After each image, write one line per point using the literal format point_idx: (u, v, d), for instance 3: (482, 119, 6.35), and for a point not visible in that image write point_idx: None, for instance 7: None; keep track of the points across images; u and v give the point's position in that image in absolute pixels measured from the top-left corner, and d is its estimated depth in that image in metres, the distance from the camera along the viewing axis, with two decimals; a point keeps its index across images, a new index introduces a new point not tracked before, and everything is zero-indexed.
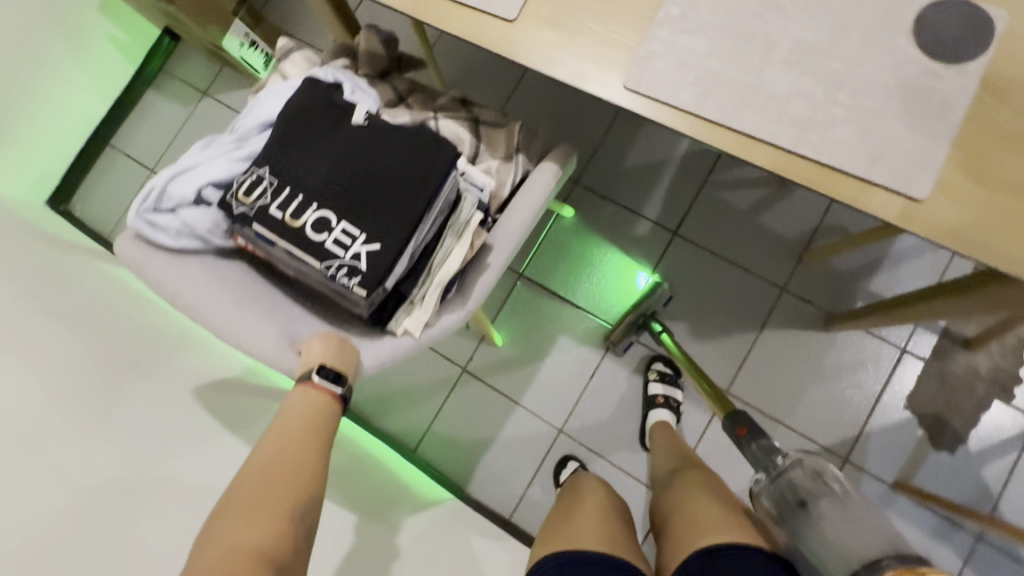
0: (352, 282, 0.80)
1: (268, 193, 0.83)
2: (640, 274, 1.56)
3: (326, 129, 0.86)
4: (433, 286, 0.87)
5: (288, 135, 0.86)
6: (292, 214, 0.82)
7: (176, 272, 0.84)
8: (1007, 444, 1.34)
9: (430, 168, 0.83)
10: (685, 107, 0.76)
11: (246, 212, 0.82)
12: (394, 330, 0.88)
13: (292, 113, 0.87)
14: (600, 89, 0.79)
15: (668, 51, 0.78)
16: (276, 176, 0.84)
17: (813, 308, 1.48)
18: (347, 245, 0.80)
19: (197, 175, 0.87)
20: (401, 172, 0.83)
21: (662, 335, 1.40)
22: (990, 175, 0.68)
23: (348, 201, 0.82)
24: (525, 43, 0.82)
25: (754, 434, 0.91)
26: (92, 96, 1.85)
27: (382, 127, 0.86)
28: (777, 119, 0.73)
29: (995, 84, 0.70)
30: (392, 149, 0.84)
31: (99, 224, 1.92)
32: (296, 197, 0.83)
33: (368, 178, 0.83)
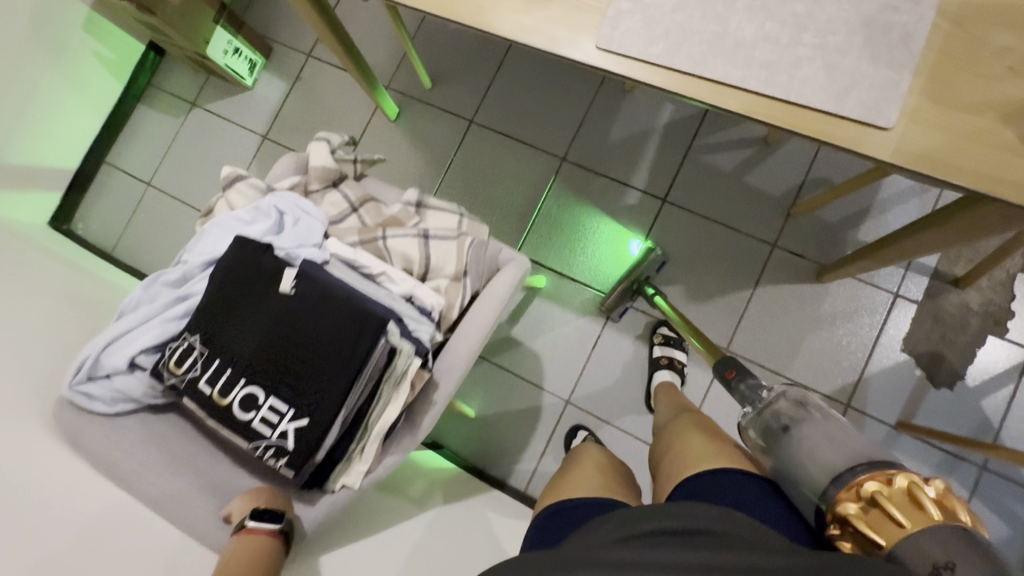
0: (279, 463, 0.72)
1: (198, 364, 0.75)
2: (634, 241, 1.59)
3: (255, 279, 0.77)
4: (373, 436, 0.80)
5: (218, 283, 0.78)
6: (219, 391, 0.73)
7: (110, 440, 0.78)
8: (1004, 376, 1.37)
9: (361, 336, 0.73)
10: (657, 61, 0.78)
11: (177, 384, 0.75)
12: (333, 487, 0.80)
13: (223, 275, 0.78)
14: (574, 52, 0.82)
15: (636, 9, 0.80)
16: (204, 343, 0.75)
17: (805, 262, 1.51)
18: (274, 423, 0.71)
19: (132, 339, 0.80)
20: (335, 334, 0.73)
21: (655, 297, 1.45)
22: (953, 99, 0.71)
23: (278, 368, 0.73)
24: (499, 14, 0.85)
25: (742, 376, 1.00)
26: (85, 114, 1.88)
27: (312, 288, 0.75)
28: (744, 65, 0.76)
29: (951, 12, 0.72)
30: (325, 301, 0.74)
31: (102, 240, 1.95)
32: (224, 370, 0.74)
33: (299, 341, 0.73)
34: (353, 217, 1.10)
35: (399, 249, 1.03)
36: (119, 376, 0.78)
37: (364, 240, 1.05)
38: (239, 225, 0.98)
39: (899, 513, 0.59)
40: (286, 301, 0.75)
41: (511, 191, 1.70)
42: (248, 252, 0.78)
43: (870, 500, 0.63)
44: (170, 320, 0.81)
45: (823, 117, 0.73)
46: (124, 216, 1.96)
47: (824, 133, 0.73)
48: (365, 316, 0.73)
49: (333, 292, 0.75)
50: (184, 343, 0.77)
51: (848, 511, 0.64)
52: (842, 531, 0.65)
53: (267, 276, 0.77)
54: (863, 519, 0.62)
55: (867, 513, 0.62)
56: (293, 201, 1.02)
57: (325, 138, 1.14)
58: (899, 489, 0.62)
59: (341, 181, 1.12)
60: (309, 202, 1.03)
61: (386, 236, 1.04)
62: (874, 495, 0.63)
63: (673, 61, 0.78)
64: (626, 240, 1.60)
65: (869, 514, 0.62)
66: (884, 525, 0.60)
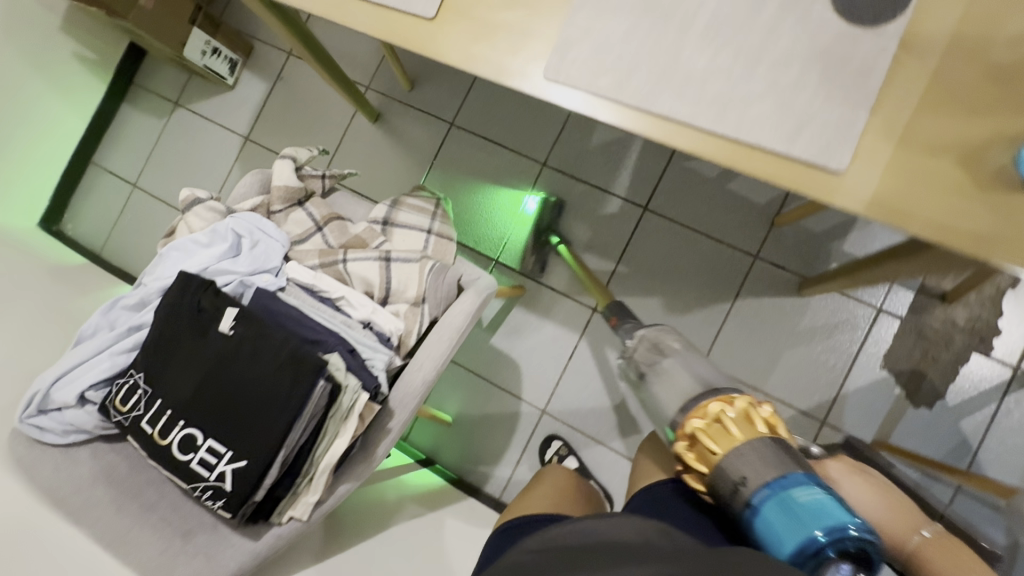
0: (216, 505, 0.73)
1: (142, 403, 0.76)
2: (530, 197, 1.64)
3: (196, 317, 0.76)
4: (321, 470, 0.81)
5: (162, 319, 0.78)
6: (159, 431, 0.74)
7: (64, 472, 0.80)
8: (986, 396, 1.34)
9: (294, 381, 0.72)
10: (605, 94, 0.75)
11: (122, 422, 0.76)
12: (279, 519, 0.81)
13: (165, 312, 0.78)
14: (522, 83, 0.79)
15: (586, 37, 0.76)
16: (148, 382, 0.76)
17: (787, 274, 1.47)
18: (212, 465, 0.72)
19: (82, 375, 0.80)
20: (270, 376, 0.72)
21: (558, 247, 1.56)
22: (909, 140, 0.67)
23: (215, 409, 0.73)
24: (447, 41, 0.82)
25: (622, 322, 1.07)
26: (72, 117, 1.88)
27: (250, 330, 0.74)
28: (695, 101, 0.72)
29: (914, 45, 0.68)
30: (260, 342, 0.73)
31: (90, 241, 1.97)
32: (165, 412, 0.74)
33: (236, 381, 0.73)
34: (317, 237, 1.08)
35: (361, 272, 1.02)
36: (69, 410, 0.79)
37: (324, 262, 1.03)
38: (197, 248, 0.95)
39: (736, 429, 0.66)
40: (225, 343, 0.74)
41: (490, 196, 1.68)
42: (190, 288, 0.78)
43: (714, 418, 0.69)
44: (120, 354, 0.81)
45: (782, 162, 0.70)
46: (111, 217, 1.97)
47: (782, 179, 0.70)
48: (298, 359, 0.72)
49: (269, 332, 0.74)
50: (131, 381, 0.77)
51: (696, 426, 0.69)
52: (686, 440, 0.70)
53: (207, 315, 0.76)
54: (708, 435, 0.68)
55: (710, 428, 0.68)
56: (254, 222, 0.99)
57: (289, 154, 1.11)
58: (740, 409, 0.69)
59: (305, 201, 1.11)
60: (269, 222, 1.00)
61: (348, 258, 1.03)
62: (716, 416, 0.69)
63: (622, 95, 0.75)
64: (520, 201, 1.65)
65: (710, 429, 0.68)
66: (720, 440, 0.67)
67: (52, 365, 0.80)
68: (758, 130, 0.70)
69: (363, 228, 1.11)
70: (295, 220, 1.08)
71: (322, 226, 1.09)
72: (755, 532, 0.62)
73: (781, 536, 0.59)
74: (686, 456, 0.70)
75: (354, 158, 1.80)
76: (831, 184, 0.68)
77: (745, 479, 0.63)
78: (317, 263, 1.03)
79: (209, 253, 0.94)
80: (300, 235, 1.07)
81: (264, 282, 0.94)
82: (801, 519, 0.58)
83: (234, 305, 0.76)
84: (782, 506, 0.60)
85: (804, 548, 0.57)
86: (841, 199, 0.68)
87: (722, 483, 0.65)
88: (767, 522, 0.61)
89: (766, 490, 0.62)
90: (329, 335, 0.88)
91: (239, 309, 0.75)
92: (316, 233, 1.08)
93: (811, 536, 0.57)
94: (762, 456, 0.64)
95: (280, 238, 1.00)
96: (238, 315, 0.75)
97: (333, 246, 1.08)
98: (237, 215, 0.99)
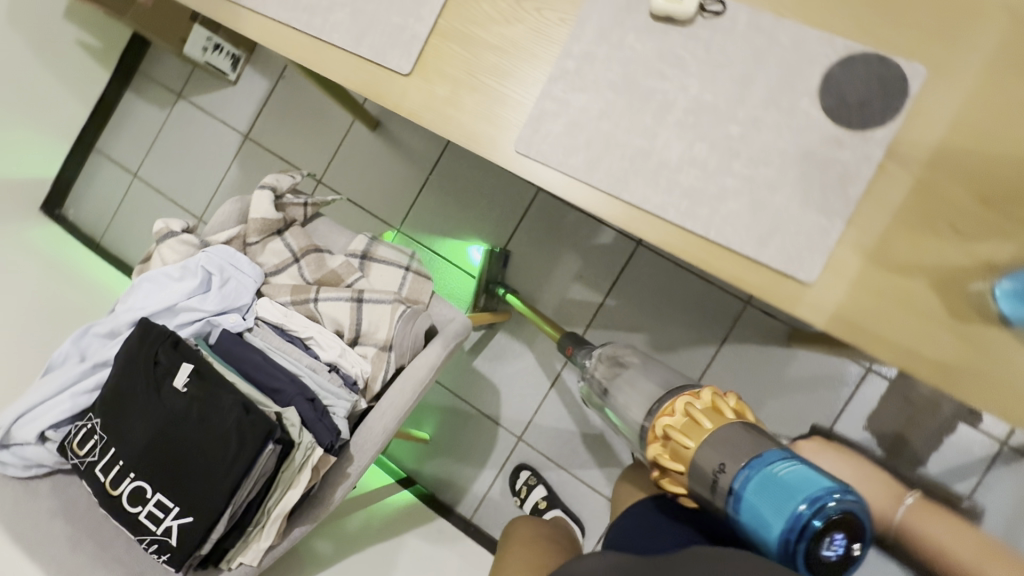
0: (162, 557, 0.74)
1: (97, 450, 0.77)
2: (473, 249, 1.64)
3: (153, 370, 0.77)
4: (272, 519, 0.82)
5: (122, 368, 0.79)
6: (110, 481, 0.75)
7: (24, 503, 0.82)
8: (970, 467, 1.30)
9: (243, 445, 0.73)
10: (574, 173, 0.73)
11: (78, 465, 0.78)
12: (228, 566, 0.83)
13: (124, 360, 0.79)
14: (492, 153, 0.77)
15: (561, 111, 0.74)
16: (103, 429, 0.77)
17: (778, 324, 1.43)
18: (159, 519, 0.74)
19: (43, 414, 0.81)
20: (220, 437, 0.74)
21: (504, 296, 1.55)
22: (885, 255, 0.64)
23: (166, 465, 0.74)
24: (420, 100, 0.80)
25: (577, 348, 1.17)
26: (76, 103, 1.89)
27: (202, 389, 0.75)
28: (666, 190, 0.69)
29: (901, 153, 0.64)
30: (213, 402, 0.74)
31: (91, 228, 2.00)
32: (118, 461, 0.76)
33: (187, 439, 0.74)
34: (294, 269, 1.08)
35: (332, 312, 1.02)
36: (29, 448, 0.81)
37: (295, 298, 1.02)
38: (168, 282, 0.95)
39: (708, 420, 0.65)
40: (179, 400, 0.75)
41: (483, 217, 1.65)
42: (151, 339, 0.79)
43: (684, 414, 0.68)
44: (80, 395, 0.82)
45: (753, 266, 0.67)
46: (112, 205, 1.99)
47: (751, 284, 0.67)
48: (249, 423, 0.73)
49: (223, 392, 0.75)
50: (88, 426, 0.79)
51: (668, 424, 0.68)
52: (659, 441, 0.69)
53: (165, 369, 0.77)
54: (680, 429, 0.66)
55: (682, 423, 0.67)
56: (227, 257, 0.98)
57: (269, 183, 1.10)
58: (709, 401, 0.68)
59: (284, 230, 1.11)
60: (242, 258, 0.99)
61: (319, 297, 1.02)
62: (687, 410, 0.68)
63: (592, 177, 0.72)
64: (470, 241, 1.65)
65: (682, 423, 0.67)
66: (694, 430, 0.65)
67: (16, 400, 0.82)
68: (729, 229, 0.67)
69: (341, 263, 1.11)
70: (273, 250, 1.09)
71: (299, 258, 1.09)
72: (743, 524, 0.59)
73: (767, 522, 0.56)
74: (661, 454, 0.68)
75: (352, 165, 1.78)
76: (802, 296, 0.65)
77: (723, 465, 0.61)
78: (288, 299, 1.02)
79: (180, 288, 0.94)
80: (277, 266, 1.08)
81: (232, 323, 0.95)
82: (781, 495, 0.55)
83: (191, 362, 0.76)
84: (765, 490, 0.57)
85: (792, 526, 0.54)
86: (811, 312, 0.65)
87: (702, 476, 0.63)
88: (753, 509, 0.57)
89: (747, 471, 0.59)
90: (289, 385, 0.88)
91: (195, 365, 0.76)
92: (293, 265, 1.09)
93: (796, 510, 0.54)
94: (736, 443, 0.62)
95: (253, 274, 1.00)
96: (194, 372, 0.76)
97: (309, 280, 1.07)
98: (210, 249, 0.98)
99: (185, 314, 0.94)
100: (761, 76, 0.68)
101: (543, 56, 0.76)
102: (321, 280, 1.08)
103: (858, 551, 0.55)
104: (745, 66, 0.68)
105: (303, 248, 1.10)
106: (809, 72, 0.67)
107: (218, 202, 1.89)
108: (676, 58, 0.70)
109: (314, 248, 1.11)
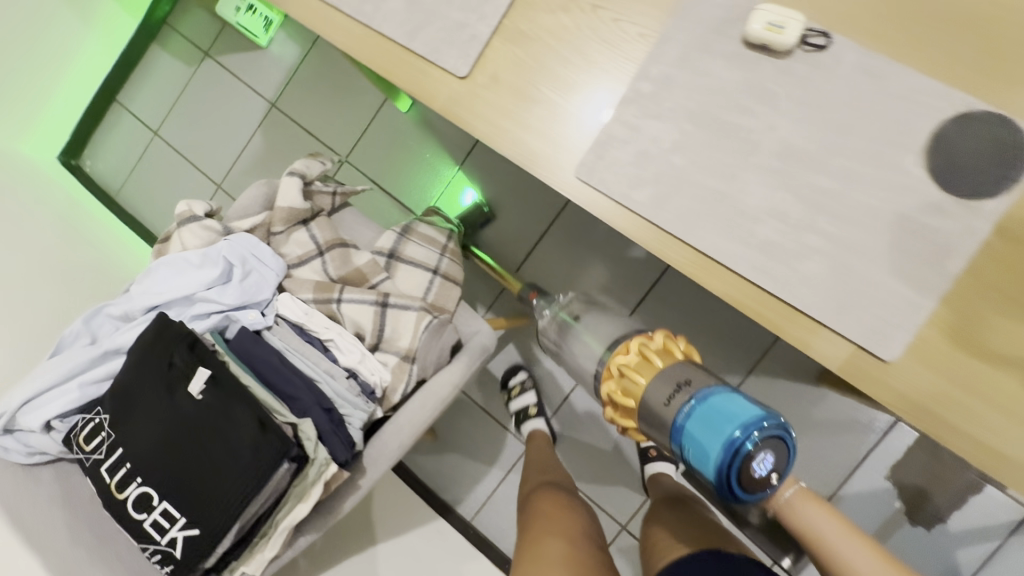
0: (165, 566, 0.71)
1: (104, 448, 0.73)
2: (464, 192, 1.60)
3: (167, 372, 0.73)
4: (279, 533, 0.79)
5: (135, 364, 0.75)
6: (116, 483, 0.72)
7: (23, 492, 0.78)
8: (992, 530, 1.26)
9: (260, 463, 0.70)
10: (638, 209, 0.67)
11: (83, 461, 0.74)
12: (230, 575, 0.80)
13: (138, 355, 0.75)
14: (550, 176, 0.71)
15: (630, 139, 0.68)
16: (112, 427, 0.73)
17: (809, 360, 1.38)
18: (165, 529, 0.70)
19: (49, 401, 0.78)
20: (236, 451, 0.70)
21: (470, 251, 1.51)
22: (978, 342, 0.58)
23: (176, 473, 0.71)
24: (475, 108, 0.73)
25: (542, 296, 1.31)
26: (98, 52, 1.81)
27: (220, 396, 0.71)
28: (741, 241, 0.63)
29: (1012, 231, 0.57)
30: (229, 414, 0.71)
31: (107, 183, 1.95)
32: (125, 463, 0.72)
33: (200, 449, 0.71)
34: (317, 263, 1.03)
35: (354, 316, 0.97)
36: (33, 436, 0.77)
37: (318, 296, 0.97)
38: (188, 268, 0.90)
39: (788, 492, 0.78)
40: (193, 409, 0.71)
41: (512, 214, 1.58)
42: (166, 337, 0.75)
43: (638, 353, 0.72)
44: (89, 385, 0.78)
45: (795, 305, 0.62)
46: (130, 161, 1.93)
47: (794, 327, 0.62)
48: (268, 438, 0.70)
49: (240, 403, 0.71)
50: (95, 419, 0.75)
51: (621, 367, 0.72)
52: (614, 379, 0.72)
53: (179, 372, 0.73)
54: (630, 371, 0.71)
55: (634, 362, 0.71)
56: (250, 247, 0.93)
57: (298, 169, 1.04)
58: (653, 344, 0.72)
59: (311, 220, 1.05)
60: (266, 249, 0.94)
61: (342, 298, 0.97)
62: (640, 349, 0.72)
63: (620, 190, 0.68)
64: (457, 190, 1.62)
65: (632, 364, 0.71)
66: (644, 369, 0.70)
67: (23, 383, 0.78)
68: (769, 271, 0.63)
69: (367, 259, 1.05)
70: (297, 240, 1.03)
71: (324, 252, 1.04)
72: (684, 454, 0.63)
73: (709, 450, 0.60)
74: (611, 389, 0.73)
75: (379, 146, 1.71)
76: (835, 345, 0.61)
77: (684, 384, 0.65)
78: (310, 296, 0.97)
79: (199, 277, 0.89)
80: (299, 258, 1.03)
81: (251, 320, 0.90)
82: (720, 426, 0.59)
83: (207, 367, 0.72)
84: (712, 427, 0.62)
85: (729, 449, 0.58)
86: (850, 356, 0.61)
87: (651, 414, 0.67)
88: (693, 438, 0.61)
89: (693, 402, 0.63)
90: (307, 394, 0.85)
91: (211, 373, 0.72)
92: (317, 258, 1.03)
93: (734, 435, 0.58)
94: (678, 374, 0.67)
95: (275, 267, 0.94)
96: (209, 381, 0.72)
97: (332, 277, 1.02)
98: (234, 237, 0.93)
99: (203, 305, 0.89)
100: (861, 126, 0.61)
101: (616, 74, 0.69)
102: (344, 278, 1.03)
103: (785, 472, 0.61)
104: (845, 113, 0.61)
105: (328, 242, 1.04)
106: (918, 127, 0.60)
107: (239, 170, 1.82)
108: (768, 95, 0.63)
109: (340, 241, 1.05)
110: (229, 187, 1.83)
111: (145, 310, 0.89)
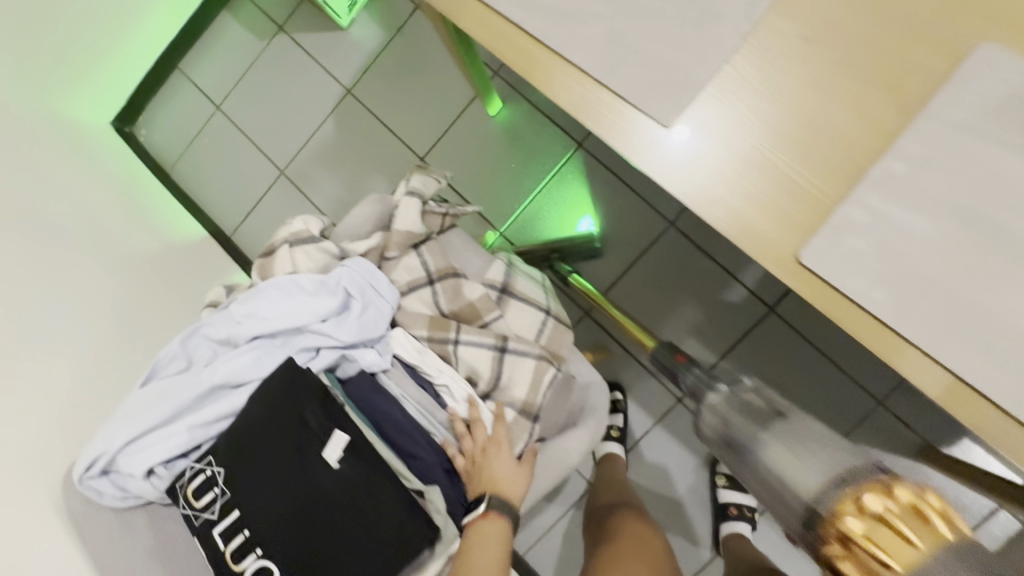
0: None
1: (217, 505, 0.65)
2: (584, 218, 1.49)
3: (300, 434, 0.66)
4: None
5: (256, 420, 0.67)
6: (229, 552, 0.63)
7: (123, 527, 0.75)
8: None
9: (405, 543, 0.63)
10: (876, 311, 0.58)
11: (189, 517, 0.66)
12: None
13: (263, 407, 0.67)
14: (766, 257, 0.61)
15: (872, 226, 0.58)
16: (227, 484, 0.65)
17: (906, 431, 1.31)
18: None
19: (155, 443, 0.70)
20: (377, 529, 0.63)
21: (569, 277, 1.40)
22: None
23: (302, 551, 0.62)
24: (681, 165, 0.63)
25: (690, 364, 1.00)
26: (167, 14, 1.68)
27: (361, 465, 0.65)
28: (1005, 367, 0.55)
29: None
30: (372, 486, 0.64)
31: (162, 154, 1.84)
32: (241, 529, 0.64)
33: (333, 525, 0.63)
34: (427, 294, 0.93)
35: (470, 359, 0.87)
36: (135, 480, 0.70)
37: (433, 335, 0.88)
38: (300, 294, 0.81)
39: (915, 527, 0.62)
40: (330, 478, 0.64)
41: (599, 240, 1.48)
42: (297, 394, 0.67)
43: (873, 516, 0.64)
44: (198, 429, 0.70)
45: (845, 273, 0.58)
46: (189, 135, 1.82)
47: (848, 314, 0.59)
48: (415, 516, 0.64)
49: (385, 476, 0.65)
50: (207, 472, 0.67)
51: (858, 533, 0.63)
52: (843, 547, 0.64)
53: (313, 435, 0.66)
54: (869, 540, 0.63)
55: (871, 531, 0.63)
56: (367, 276, 0.84)
57: (415, 188, 0.94)
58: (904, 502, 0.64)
59: (422, 243, 0.95)
60: (383, 278, 0.85)
61: (460, 339, 0.87)
62: (880, 512, 0.63)
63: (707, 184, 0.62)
64: (576, 212, 1.50)
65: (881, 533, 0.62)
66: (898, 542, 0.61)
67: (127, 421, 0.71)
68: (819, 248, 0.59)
69: (480, 293, 0.95)
70: (407, 266, 0.93)
71: (435, 281, 0.94)
72: None
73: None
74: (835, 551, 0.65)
75: (461, 149, 1.60)
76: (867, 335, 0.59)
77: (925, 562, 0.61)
78: (424, 333, 0.88)
79: (313, 307, 0.80)
80: (408, 286, 0.93)
81: (369, 360, 0.81)
82: None
83: (347, 433, 0.65)
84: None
85: None
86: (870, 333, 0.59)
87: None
88: None
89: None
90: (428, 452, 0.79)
91: (353, 440, 0.65)
92: (428, 288, 0.93)
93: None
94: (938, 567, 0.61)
95: (390, 298, 0.85)
96: (349, 448, 0.65)
97: (442, 311, 0.93)
98: (350, 262, 0.83)
99: (316, 339, 0.80)
100: None
101: (864, 151, 0.58)
102: (456, 313, 0.93)
103: None
104: None
105: (440, 271, 0.94)
106: None
107: (306, 157, 1.71)
108: None
109: (452, 271, 0.95)
110: (293, 173, 1.72)
111: (250, 337, 0.80)
